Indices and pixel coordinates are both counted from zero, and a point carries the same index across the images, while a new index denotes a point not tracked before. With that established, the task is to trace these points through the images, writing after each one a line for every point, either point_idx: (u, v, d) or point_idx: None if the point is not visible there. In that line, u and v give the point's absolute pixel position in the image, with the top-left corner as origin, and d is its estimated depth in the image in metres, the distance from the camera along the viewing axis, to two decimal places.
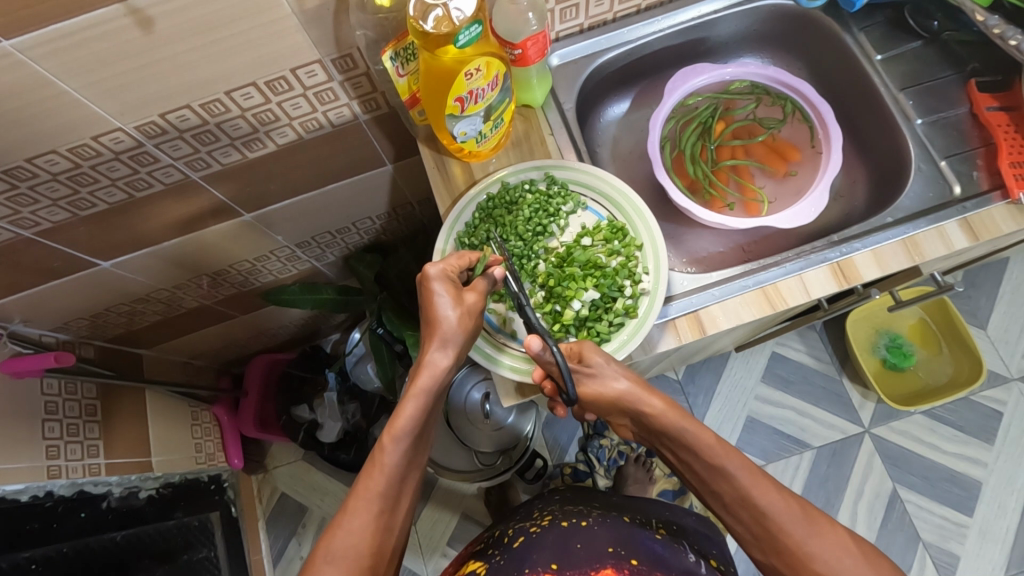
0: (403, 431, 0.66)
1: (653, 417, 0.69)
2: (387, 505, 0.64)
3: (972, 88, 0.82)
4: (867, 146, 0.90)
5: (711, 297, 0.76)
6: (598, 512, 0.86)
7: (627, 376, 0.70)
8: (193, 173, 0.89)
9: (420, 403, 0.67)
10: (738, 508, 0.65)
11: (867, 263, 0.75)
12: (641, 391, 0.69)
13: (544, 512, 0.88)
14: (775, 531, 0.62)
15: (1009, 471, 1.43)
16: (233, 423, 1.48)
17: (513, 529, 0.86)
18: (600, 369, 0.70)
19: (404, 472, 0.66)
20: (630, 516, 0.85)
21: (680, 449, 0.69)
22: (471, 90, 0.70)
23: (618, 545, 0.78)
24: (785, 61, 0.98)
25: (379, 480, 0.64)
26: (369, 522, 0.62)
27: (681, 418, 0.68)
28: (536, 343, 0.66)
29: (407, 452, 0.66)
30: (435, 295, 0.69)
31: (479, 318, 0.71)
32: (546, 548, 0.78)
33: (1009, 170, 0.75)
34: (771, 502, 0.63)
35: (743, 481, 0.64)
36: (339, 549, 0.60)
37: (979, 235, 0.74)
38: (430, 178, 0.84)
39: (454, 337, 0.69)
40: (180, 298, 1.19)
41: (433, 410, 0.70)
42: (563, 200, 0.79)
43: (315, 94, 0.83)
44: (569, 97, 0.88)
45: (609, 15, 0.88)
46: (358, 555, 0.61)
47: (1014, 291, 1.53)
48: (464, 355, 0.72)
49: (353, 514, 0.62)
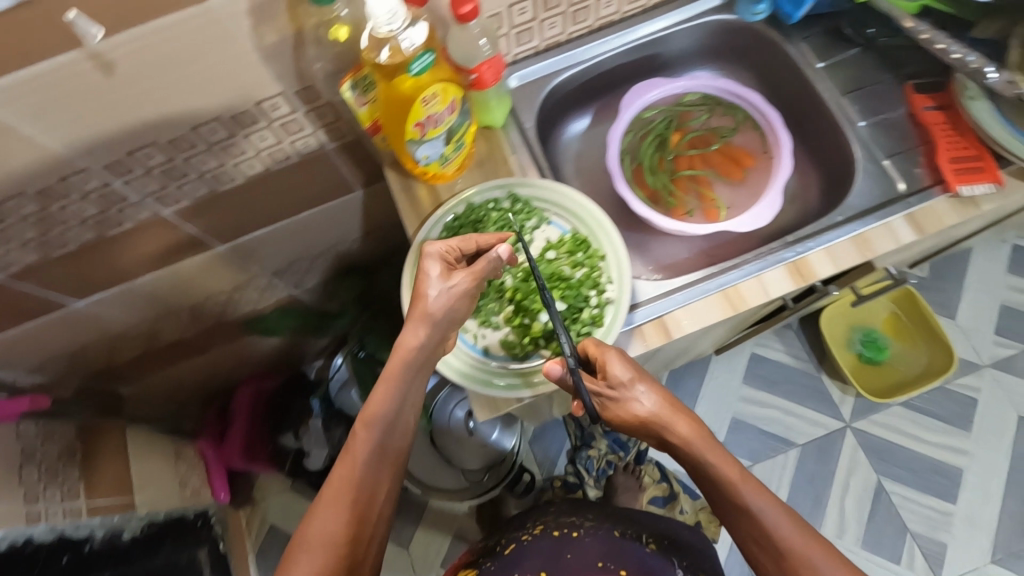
0: (374, 418, 0.66)
1: (679, 442, 0.67)
2: (360, 497, 0.64)
3: (909, 89, 0.85)
4: (814, 149, 0.93)
5: (676, 302, 0.78)
6: (591, 524, 0.90)
7: (654, 397, 0.67)
8: (163, 208, 0.91)
9: (394, 388, 0.67)
10: (755, 542, 0.64)
11: (821, 261, 0.78)
12: (668, 414, 0.67)
13: (539, 523, 0.92)
14: (792, 568, 0.62)
15: (988, 456, 1.48)
16: (219, 457, 1.51)
17: (509, 539, 0.90)
18: (623, 393, 0.67)
19: (378, 459, 0.66)
20: (622, 528, 0.88)
21: (703, 481, 0.67)
22: (429, 115, 0.72)
23: (607, 559, 0.81)
24: (735, 72, 1.01)
25: (352, 470, 0.65)
26: (340, 517, 0.63)
27: (707, 449, 0.66)
28: (554, 368, 0.67)
29: (381, 443, 0.67)
30: (425, 272, 0.70)
31: (466, 297, 0.70)
32: (534, 562, 0.82)
33: (948, 166, 0.78)
34: (791, 538, 0.63)
35: (767, 520, 0.63)
36: (311, 540, 0.61)
37: (923, 229, 0.78)
38: (397, 201, 0.86)
39: (434, 316, 0.68)
40: (161, 333, 1.20)
41: (409, 396, 0.69)
42: (526, 217, 0.82)
43: (280, 125, 0.85)
44: (529, 116, 0.91)
45: (563, 37, 0.92)
46: (328, 548, 0.61)
47: (980, 280, 1.62)
48: (443, 338, 0.70)
49: (325, 507, 0.63)
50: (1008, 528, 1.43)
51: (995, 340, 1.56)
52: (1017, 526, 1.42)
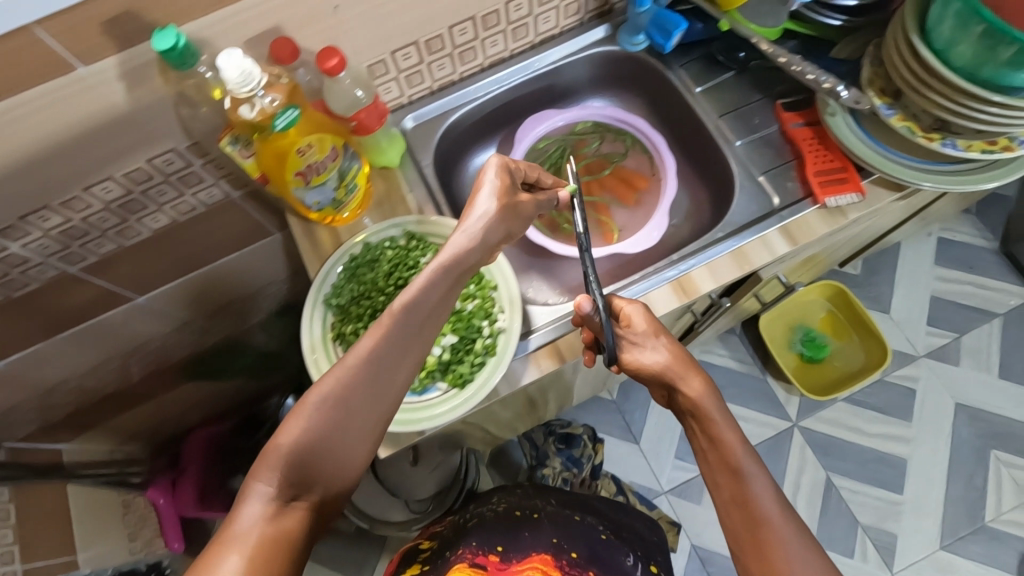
0: (412, 305, 0.61)
1: (687, 399, 0.69)
2: (374, 381, 0.58)
3: (779, 108, 0.90)
4: (701, 168, 0.98)
5: (566, 327, 0.82)
6: (549, 509, 0.98)
7: (669, 351, 0.71)
8: (71, 266, 0.91)
9: (437, 276, 0.63)
10: (736, 510, 0.62)
11: (703, 277, 0.82)
12: (681, 368, 0.70)
13: (503, 502, 0.99)
14: (765, 539, 0.59)
15: (929, 444, 1.52)
16: (172, 504, 1.41)
17: (473, 515, 0.97)
18: (642, 339, 0.72)
19: (403, 350, 0.60)
20: (581, 516, 0.97)
21: (703, 439, 0.67)
22: (308, 164, 0.75)
23: (561, 539, 0.89)
24: (628, 99, 1.06)
25: (381, 351, 0.59)
26: (353, 398, 0.57)
27: (714, 408, 0.67)
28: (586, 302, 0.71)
29: (412, 332, 0.61)
30: (484, 180, 0.70)
31: (518, 218, 0.71)
32: (495, 532, 0.89)
33: (815, 179, 0.83)
34: (772, 510, 0.60)
35: (755, 487, 0.61)
36: (315, 398, 0.56)
37: (797, 240, 0.82)
38: (299, 245, 0.88)
39: (483, 223, 0.67)
40: (92, 385, 1.20)
41: (447, 298, 0.65)
42: (421, 252, 0.83)
43: (179, 179, 0.87)
44: (426, 154, 0.94)
45: (455, 76, 0.95)
46: (330, 413, 0.55)
47: (910, 274, 1.68)
48: (488, 244, 0.68)
49: (341, 369, 0.57)
50: (953, 512, 1.47)
51: (927, 330, 1.62)
52: (962, 510, 1.47)
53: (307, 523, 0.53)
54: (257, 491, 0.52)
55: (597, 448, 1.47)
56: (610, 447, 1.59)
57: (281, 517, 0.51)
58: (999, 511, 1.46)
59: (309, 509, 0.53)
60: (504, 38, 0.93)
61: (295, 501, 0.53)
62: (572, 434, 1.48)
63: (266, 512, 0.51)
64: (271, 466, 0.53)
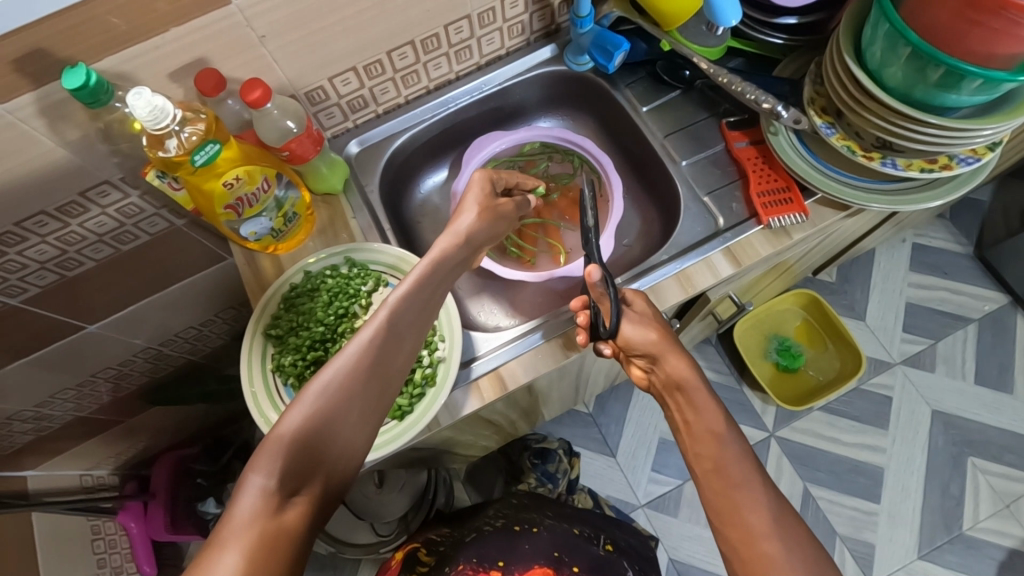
0: (405, 295, 0.65)
1: (672, 375, 0.72)
2: (374, 371, 0.59)
3: (724, 127, 0.89)
4: (650, 187, 0.97)
5: (508, 355, 0.81)
6: (549, 521, 1.01)
7: (659, 329, 0.74)
8: (12, 299, 0.89)
9: (431, 271, 0.68)
10: (713, 474, 0.62)
11: (646, 301, 0.81)
12: (665, 347, 0.73)
13: (500, 515, 1.03)
14: (739, 503, 0.59)
15: (905, 452, 1.51)
16: (143, 529, 1.41)
17: (470, 530, 1.00)
18: (640, 314, 0.76)
19: (399, 339, 0.62)
20: (579, 529, 1.00)
21: (686, 411, 0.70)
22: (238, 197, 0.75)
23: (561, 551, 0.92)
24: (579, 118, 1.05)
25: (378, 344, 0.61)
26: (353, 386, 0.57)
27: (699, 380, 0.71)
28: (598, 272, 0.74)
29: (409, 323, 0.64)
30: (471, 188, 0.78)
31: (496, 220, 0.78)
32: (495, 548, 0.92)
33: (758, 199, 0.82)
34: (750, 475, 0.61)
35: (737, 452, 0.63)
36: (313, 390, 0.56)
37: (741, 261, 0.81)
38: (241, 274, 0.87)
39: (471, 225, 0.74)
40: (49, 415, 1.18)
41: (437, 294, 0.69)
42: (362, 280, 0.82)
43: (117, 210, 0.86)
44: (371, 179, 0.94)
45: (401, 99, 0.95)
46: (331, 403, 0.56)
47: (884, 280, 1.68)
48: (475, 244, 0.75)
49: (342, 360, 0.58)
50: (931, 521, 1.45)
51: (902, 338, 1.61)
52: (939, 518, 1.45)
53: (309, 516, 0.51)
54: (256, 482, 0.50)
55: (573, 463, 1.46)
56: (586, 462, 1.57)
57: (281, 509, 0.49)
58: (976, 519, 1.45)
59: (308, 502, 0.51)
60: (448, 60, 0.92)
61: (295, 493, 0.51)
62: (547, 449, 1.47)
63: (266, 503, 0.49)
64: (271, 455, 0.52)
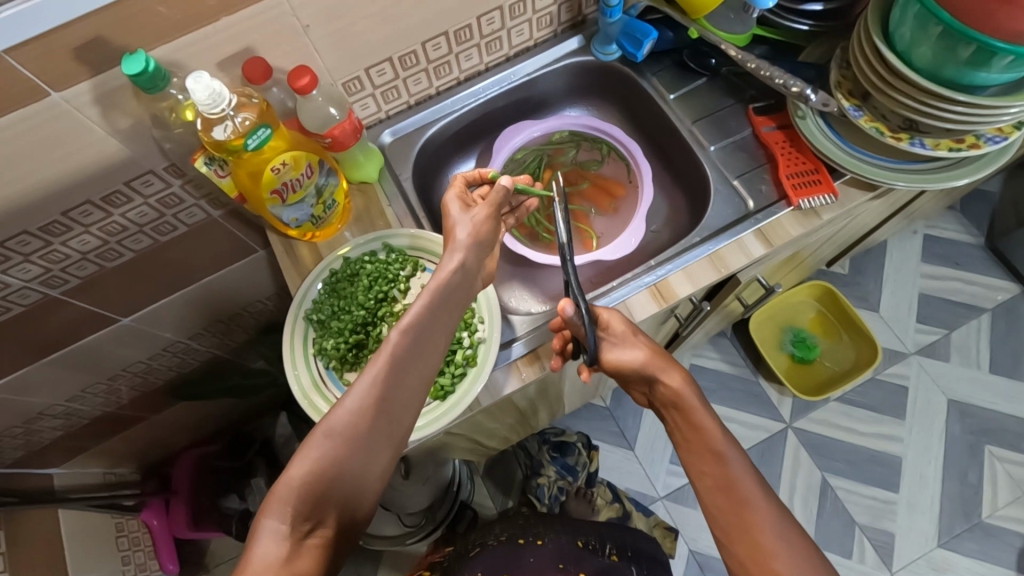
0: (410, 326, 0.65)
1: (669, 393, 0.73)
2: (381, 407, 0.61)
3: (751, 112, 0.91)
4: (676, 174, 0.99)
5: (546, 336, 0.83)
6: (553, 535, 0.99)
7: (645, 348, 0.74)
8: (52, 290, 0.90)
9: (432, 301, 0.68)
10: (719, 494, 0.65)
11: (681, 281, 0.83)
12: (658, 366, 0.73)
13: (505, 532, 1.01)
14: (748, 523, 0.62)
15: (923, 441, 1.52)
16: (165, 525, 1.42)
17: (474, 544, 0.99)
18: (620, 337, 0.75)
19: (406, 370, 0.63)
20: (583, 541, 0.98)
21: (684, 428, 0.71)
22: (284, 181, 0.76)
23: (566, 561, 0.90)
24: (604, 108, 1.07)
25: (383, 381, 0.62)
26: (361, 424, 0.59)
27: (695, 398, 0.71)
28: (568, 304, 0.71)
29: (413, 353, 0.64)
30: (451, 204, 0.76)
31: (487, 225, 0.75)
32: (498, 561, 0.91)
33: (788, 181, 0.84)
34: (754, 491, 0.64)
35: (736, 471, 0.65)
36: (323, 432, 0.57)
37: (772, 242, 0.83)
38: (280, 261, 0.88)
39: (462, 243, 0.73)
40: (78, 410, 1.19)
41: (447, 323, 0.69)
42: (401, 265, 0.84)
43: (158, 200, 0.87)
44: (404, 168, 0.95)
45: (431, 90, 0.97)
46: (341, 443, 0.57)
47: (897, 271, 1.69)
48: (474, 266, 0.74)
49: (350, 401, 0.60)
50: (949, 509, 1.46)
51: (917, 328, 1.63)
52: (958, 506, 1.46)
53: (324, 554, 0.53)
54: (271, 526, 0.52)
55: (592, 456, 1.47)
56: (604, 454, 1.58)
57: (296, 553, 0.51)
58: (995, 507, 1.46)
59: (324, 541, 0.54)
60: (479, 52, 0.94)
61: (311, 532, 0.53)
62: (566, 442, 1.47)
63: (282, 549, 0.51)
64: (286, 497, 0.53)
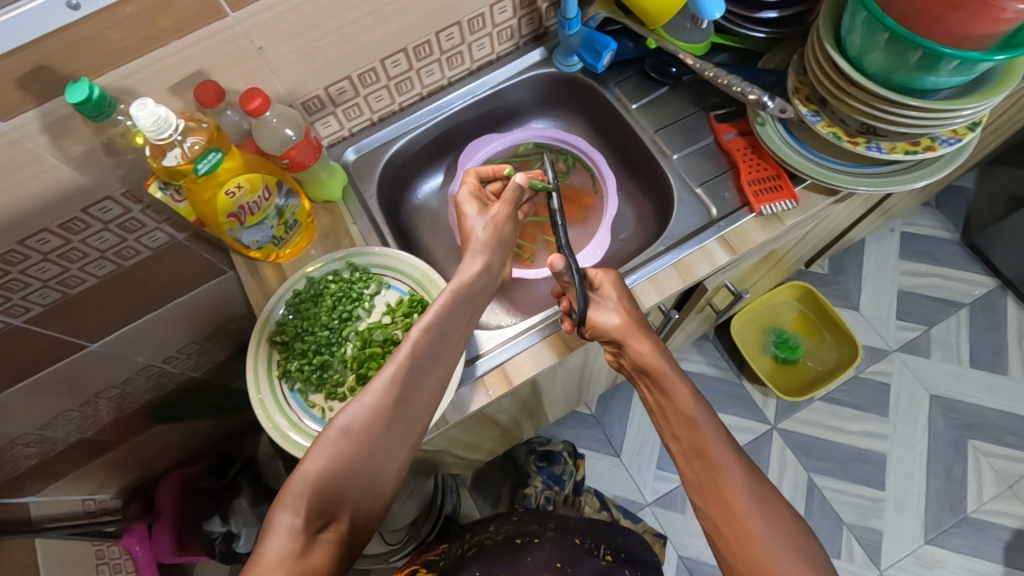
0: (433, 325, 0.66)
1: (638, 358, 0.73)
2: (398, 406, 0.61)
3: (713, 120, 0.91)
4: (643, 182, 0.99)
5: (512, 351, 0.82)
6: (551, 533, 0.99)
7: (621, 314, 0.74)
8: (15, 319, 0.89)
9: (456, 300, 0.69)
10: (692, 458, 0.65)
11: (647, 291, 0.83)
12: (630, 331, 0.73)
13: (501, 529, 1.01)
14: (722, 487, 0.61)
15: (906, 437, 1.53)
16: (150, 552, 1.37)
17: (470, 544, 0.98)
18: (607, 300, 0.76)
19: (427, 368, 0.65)
20: (581, 540, 0.99)
21: (657, 395, 0.71)
22: (241, 204, 0.76)
23: (564, 562, 0.91)
24: (570, 119, 1.07)
25: (404, 379, 0.63)
26: (371, 419, 0.59)
27: (665, 363, 0.71)
28: (558, 262, 0.74)
29: (435, 353, 0.66)
30: (465, 205, 0.80)
31: (505, 224, 0.79)
32: (497, 566, 0.91)
33: (750, 188, 0.84)
34: (728, 456, 0.63)
35: (710, 433, 0.65)
36: (336, 429, 0.58)
37: (736, 249, 0.83)
38: (245, 283, 0.87)
39: (483, 244, 0.75)
40: (51, 438, 1.17)
41: (467, 322, 0.71)
42: (364, 284, 0.83)
43: (119, 225, 0.86)
44: (370, 186, 0.95)
45: (395, 106, 0.96)
46: (352, 445, 0.58)
47: (875, 269, 1.70)
48: (497, 268, 0.76)
49: (367, 398, 0.60)
50: (936, 504, 1.46)
51: (897, 325, 1.63)
52: (944, 501, 1.46)
53: (334, 553, 0.54)
54: (284, 522, 0.53)
55: (578, 464, 1.46)
56: (591, 462, 1.57)
57: (307, 550, 0.52)
58: (981, 501, 1.46)
59: (334, 540, 0.54)
60: (441, 66, 0.94)
61: (321, 530, 0.54)
62: (552, 451, 1.47)
63: (294, 543, 0.52)
64: (298, 494, 0.54)
